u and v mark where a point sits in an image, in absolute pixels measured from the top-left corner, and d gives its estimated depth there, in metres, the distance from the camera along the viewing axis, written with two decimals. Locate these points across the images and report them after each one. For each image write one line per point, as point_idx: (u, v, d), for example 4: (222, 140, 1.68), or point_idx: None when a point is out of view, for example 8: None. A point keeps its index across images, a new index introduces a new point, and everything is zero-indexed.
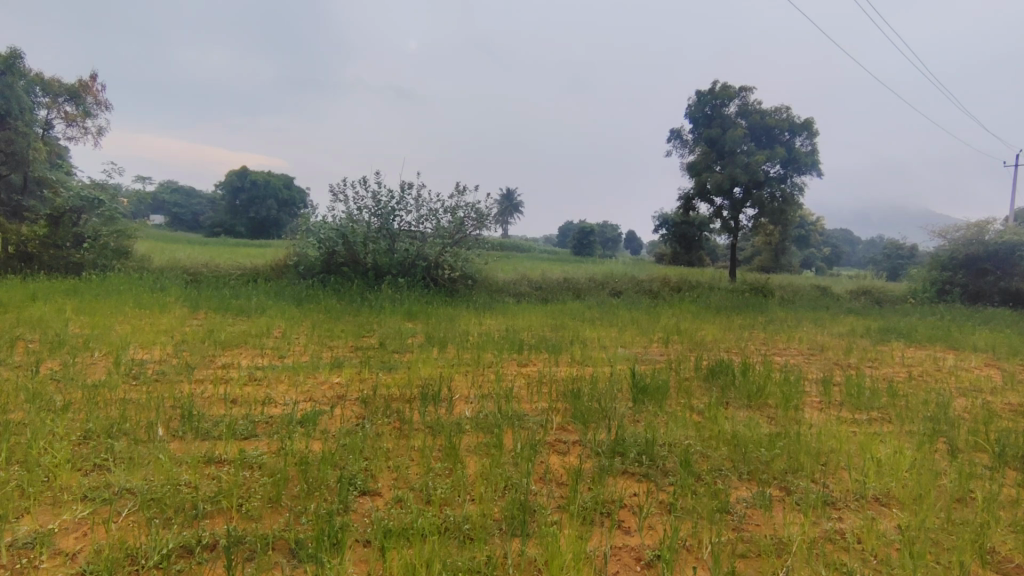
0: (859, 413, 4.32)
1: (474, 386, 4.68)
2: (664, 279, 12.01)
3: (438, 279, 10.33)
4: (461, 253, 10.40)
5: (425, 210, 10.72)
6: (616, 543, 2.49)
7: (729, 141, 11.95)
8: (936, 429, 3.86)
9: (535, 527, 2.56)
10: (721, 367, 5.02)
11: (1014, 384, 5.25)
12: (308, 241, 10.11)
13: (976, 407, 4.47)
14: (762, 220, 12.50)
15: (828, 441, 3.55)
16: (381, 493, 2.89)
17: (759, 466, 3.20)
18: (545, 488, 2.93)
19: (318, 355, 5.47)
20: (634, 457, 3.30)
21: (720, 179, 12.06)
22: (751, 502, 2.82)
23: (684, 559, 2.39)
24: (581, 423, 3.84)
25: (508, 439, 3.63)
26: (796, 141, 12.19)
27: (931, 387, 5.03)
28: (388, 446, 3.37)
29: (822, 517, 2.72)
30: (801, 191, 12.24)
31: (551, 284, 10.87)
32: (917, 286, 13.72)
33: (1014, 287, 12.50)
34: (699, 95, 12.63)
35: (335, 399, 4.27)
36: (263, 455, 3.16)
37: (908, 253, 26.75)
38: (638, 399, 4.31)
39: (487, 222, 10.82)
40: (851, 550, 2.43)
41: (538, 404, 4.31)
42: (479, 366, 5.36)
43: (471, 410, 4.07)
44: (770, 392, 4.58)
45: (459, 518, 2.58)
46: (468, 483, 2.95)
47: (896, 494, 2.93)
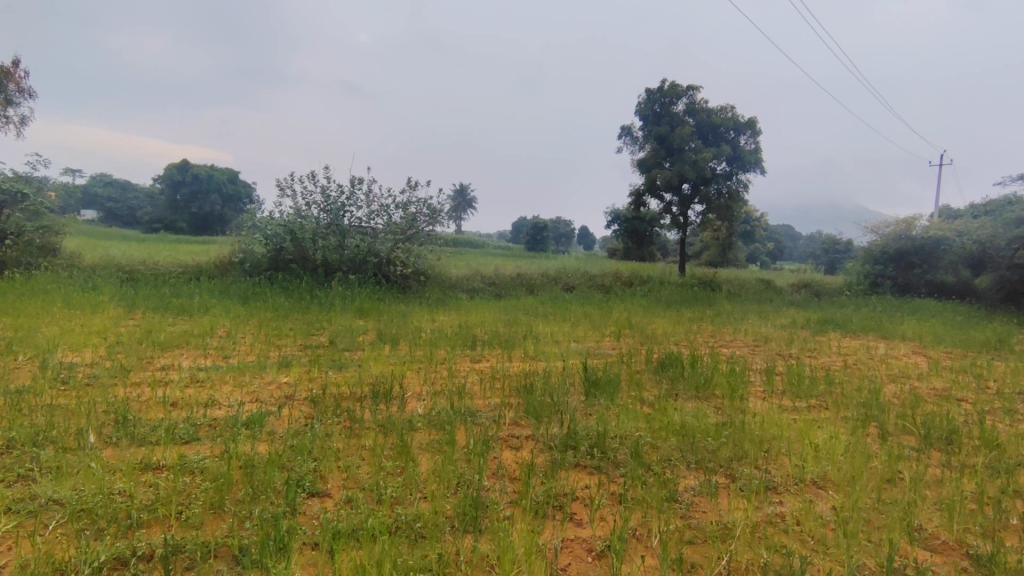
0: (799, 400, 4.52)
1: (426, 383, 4.63)
2: (616, 274, 12.22)
3: (390, 276, 10.17)
4: (413, 249, 10.28)
5: (376, 205, 10.56)
6: (568, 535, 2.51)
7: (677, 138, 12.22)
8: (868, 415, 4.06)
9: (487, 523, 2.55)
10: (671, 360, 5.13)
11: (939, 371, 5.58)
12: (254, 237, 9.77)
13: (904, 393, 4.74)
14: (710, 215, 12.87)
15: (771, 429, 3.68)
16: (331, 494, 2.82)
17: (706, 455, 3.29)
18: (498, 484, 2.92)
19: (264, 355, 5.31)
20: (586, 450, 3.33)
21: (669, 176, 12.32)
22: (698, 490, 2.90)
23: (634, 547, 2.43)
24: (534, 418, 3.85)
25: (461, 437, 3.60)
26: (741, 140, 12.57)
27: (865, 374, 5.31)
28: (338, 446, 3.30)
29: (765, 501, 2.82)
30: (746, 187, 12.65)
31: (504, 279, 10.87)
32: (851, 279, 14.50)
33: (938, 280, 13.25)
34: (648, 93, 12.85)
35: (282, 399, 4.15)
36: (205, 459, 3.03)
37: (844, 247, 28.18)
38: (591, 393, 4.37)
39: (440, 217, 10.77)
40: (790, 533, 2.52)
41: (491, 400, 4.30)
42: (433, 362, 5.32)
43: (423, 407, 4.03)
44: (717, 383, 4.71)
45: (410, 516, 2.54)
46: (420, 481, 2.91)
47: (832, 476, 3.07)
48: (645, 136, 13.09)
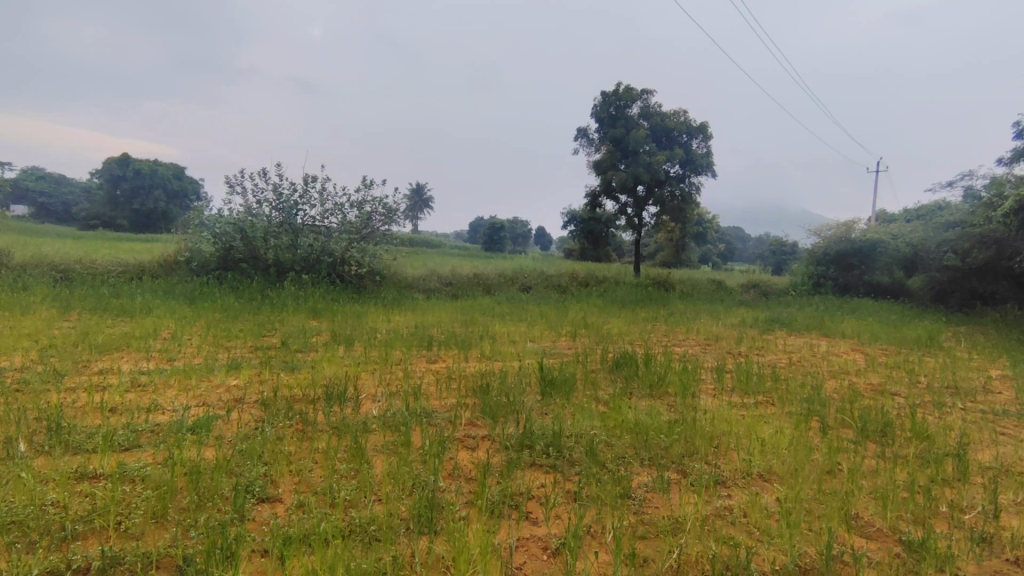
0: (748, 397, 4.67)
1: (381, 384, 4.56)
2: (573, 275, 12.35)
3: (344, 276, 9.98)
4: (369, 249, 10.14)
5: (330, 204, 10.37)
6: (523, 533, 2.53)
7: (632, 141, 12.44)
8: (811, 409, 4.23)
9: (443, 524, 2.53)
10: (625, 359, 5.22)
11: (875, 366, 5.86)
12: (202, 235, 9.44)
13: (844, 388, 4.97)
14: (664, 216, 13.17)
15: (720, 425, 3.79)
16: (282, 499, 2.75)
17: (659, 451, 3.37)
18: (453, 485, 2.91)
19: (212, 357, 5.13)
20: (541, 449, 3.36)
21: (624, 177, 12.53)
22: (651, 487, 2.96)
23: (588, 544, 2.47)
24: (490, 418, 3.85)
25: (416, 438, 3.57)
26: (693, 143, 12.91)
27: (809, 371, 5.53)
28: (290, 450, 3.22)
29: (714, 495, 2.90)
30: (698, 190, 12.99)
31: (461, 279, 10.82)
32: (796, 280, 15.08)
33: (875, 280, 13.91)
34: (604, 96, 13.06)
35: (230, 402, 4.02)
36: (147, 466, 2.91)
37: (790, 249, 29.28)
38: (546, 392, 4.40)
39: (396, 217, 10.72)
40: (737, 524, 2.61)
41: (447, 400, 4.29)
42: (388, 363, 5.26)
43: (378, 409, 3.97)
44: (670, 381, 4.82)
45: (363, 519, 2.51)
46: (375, 483, 2.88)
47: (777, 470, 3.18)
48: (601, 138, 13.28)
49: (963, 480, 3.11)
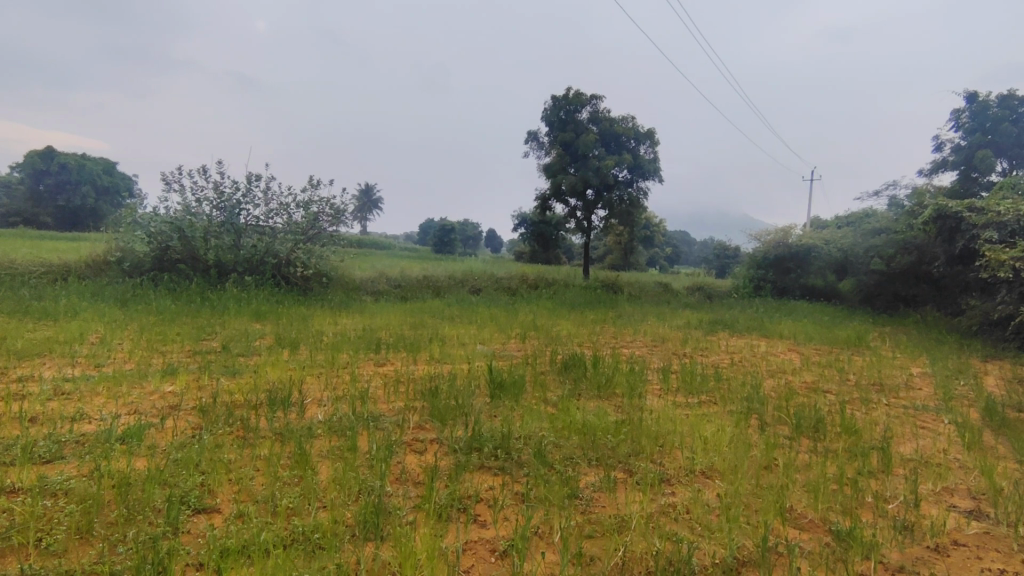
0: (691, 397, 4.81)
1: (327, 389, 4.45)
2: (523, 277, 12.40)
3: (289, 277, 9.69)
4: (315, 250, 9.89)
5: (275, 204, 10.05)
6: (471, 536, 2.51)
7: (582, 145, 12.61)
8: (750, 408, 4.39)
9: (390, 529, 2.48)
10: (574, 361, 5.27)
11: (810, 366, 6.16)
12: (135, 234, 8.95)
13: (781, 386, 5.19)
14: (613, 220, 13.43)
15: (665, 424, 3.89)
16: (220, 509, 2.63)
17: (606, 451, 3.42)
18: (400, 489, 2.87)
19: (145, 362, 4.87)
20: (489, 451, 3.35)
21: (574, 181, 12.67)
22: (598, 486, 3.00)
23: (536, 544, 2.48)
24: (438, 421, 3.81)
25: (363, 443, 3.49)
26: (640, 149, 13.23)
27: (749, 370, 5.75)
28: (230, 458, 3.08)
29: (658, 493, 2.97)
30: (645, 195, 13.33)
31: (410, 282, 10.68)
32: (738, 282, 15.67)
33: (810, 283, 14.63)
34: (554, 100, 13.19)
35: (165, 410, 3.82)
36: (70, 479, 2.72)
37: (733, 253, 30.42)
38: (495, 394, 4.39)
39: (344, 218, 10.53)
40: (680, 521, 2.67)
41: (394, 404, 4.22)
42: (334, 367, 5.12)
43: (324, 413, 3.87)
44: (617, 382, 4.92)
45: (307, 527, 2.43)
46: (320, 490, 2.79)
47: (718, 466, 3.28)
48: (551, 142, 13.42)
49: (887, 472, 3.30)
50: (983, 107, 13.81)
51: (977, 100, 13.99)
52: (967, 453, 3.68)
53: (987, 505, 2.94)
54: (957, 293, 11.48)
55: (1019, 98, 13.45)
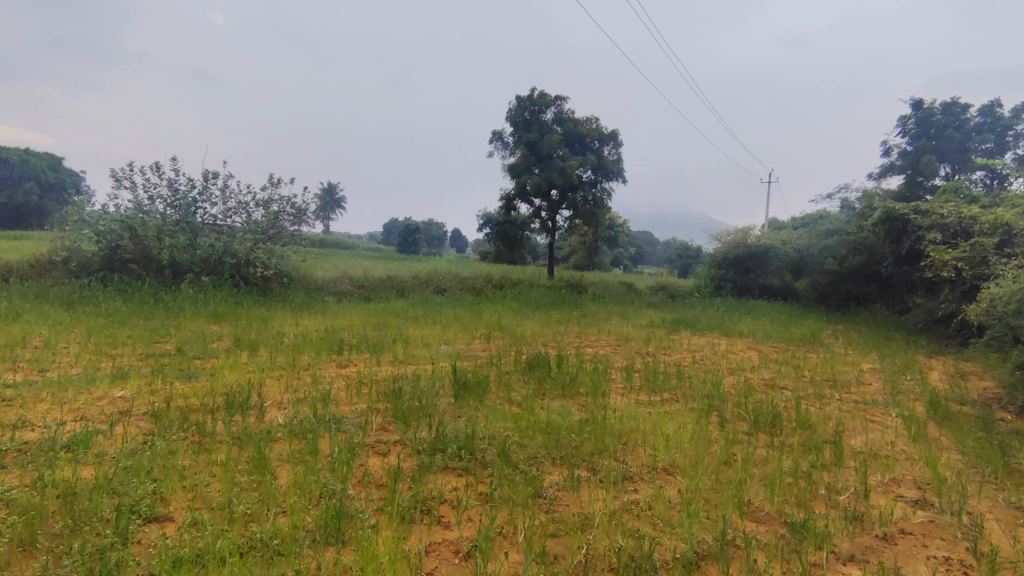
0: (654, 395, 4.88)
1: (287, 391, 4.34)
2: (488, 277, 12.38)
3: (249, 278, 9.42)
4: (276, 249, 9.65)
5: (233, 202, 9.77)
6: (435, 538, 2.48)
7: (546, 145, 12.67)
8: (710, 405, 4.49)
9: (351, 533, 2.43)
10: (538, 361, 5.29)
11: (767, 363, 6.32)
12: (82, 233, 8.56)
13: (740, 383, 5.32)
14: (577, 220, 13.55)
15: (629, 422, 3.93)
16: (173, 518, 2.53)
17: (569, 450, 3.44)
18: (363, 492, 2.81)
19: (93, 366, 4.66)
20: (453, 452, 3.32)
21: (539, 181, 12.71)
22: (562, 485, 3.01)
23: (500, 544, 2.47)
24: (402, 422, 3.76)
25: (324, 445, 3.42)
26: (604, 150, 13.38)
27: (709, 368, 5.88)
28: (185, 465, 2.97)
29: (621, 490, 3.00)
30: (609, 195, 13.49)
31: (374, 282, 10.53)
32: (700, 282, 15.99)
33: (768, 282, 15.05)
34: (519, 100, 13.21)
35: (115, 416, 3.66)
36: (11, 490, 2.57)
37: (694, 253, 31.07)
38: (459, 395, 4.36)
39: (306, 217, 10.32)
40: (642, 517, 2.70)
41: (357, 406, 4.15)
42: (295, 369, 5.00)
43: (284, 416, 3.77)
44: (581, 381, 4.95)
45: (265, 533, 2.36)
46: (279, 494, 2.72)
47: (680, 463, 3.34)
48: (516, 142, 13.43)
49: (839, 464, 3.42)
50: (928, 114, 14.44)
51: (923, 107, 14.64)
52: (912, 445, 3.84)
53: (932, 495, 3.07)
54: (904, 292, 11.99)
55: (961, 107, 14.16)
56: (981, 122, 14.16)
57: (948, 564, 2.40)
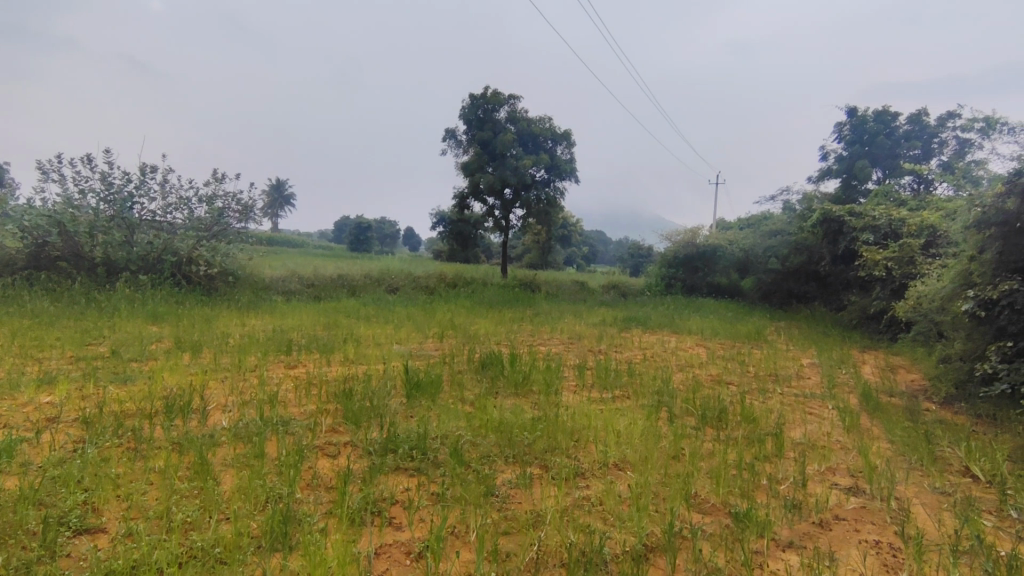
0: (606, 392, 4.96)
1: (232, 393, 4.18)
2: (441, 276, 12.28)
3: (191, 276, 9.03)
4: (220, 247, 9.29)
5: (174, 197, 9.34)
6: (386, 540, 2.44)
7: (500, 144, 12.67)
8: (660, 401, 4.59)
9: (299, 537, 2.37)
10: (491, 360, 5.29)
11: (714, 359, 6.52)
12: (5, 228, 8.01)
13: (688, 380, 5.48)
14: (530, 219, 13.63)
15: (580, 419, 3.98)
16: (105, 529, 2.39)
17: (522, 448, 3.45)
18: (311, 495, 2.74)
19: (18, 371, 4.36)
20: (405, 453, 3.27)
21: (492, 179, 12.69)
22: (514, 483, 3.02)
23: (452, 544, 2.45)
24: (353, 423, 3.68)
25: (271, 448, 3.31)
26: (557, 150, 13.50)
27: (659, 365, 6.02)
28: (119, 472, 2.81)
29: (573, 487, 3.03)
30: (562, 194, 13.63)
31: (324, 281, 10.27)
32: (651, 281, 16.34)
33: (715, 281, 15.52)
34: (472, 98, 13.15)
35: (42, 423, 3.44)
36: None
37: (646, 252, 31.75)
38: (412, 395, 4.31)
39: (252, 214, 9.99)
40: (594, 513, 2.74)
41: (306, 407, 4.04)
42: (241, 370, 4.83)
43: (228, 420, 3.63)
44: (534, 379, 4.98)
45: (206, 540, 2.26)
46: (222, 501, 2.62)
47: (630, 458, 3.40)
48: (469, 140, 13.39)
49: (779, 455, 3.56)
50: (862, 121, 15.26)
51: (857, 115, 15.45)
52: (847, 435, 4.04)
53: (864, 482, 3.25)
54: (839, 290, 12.62)
55: (892, 115, 15.03)
56: (909, 129, 15.06)
57: (878, 547, 2.53)
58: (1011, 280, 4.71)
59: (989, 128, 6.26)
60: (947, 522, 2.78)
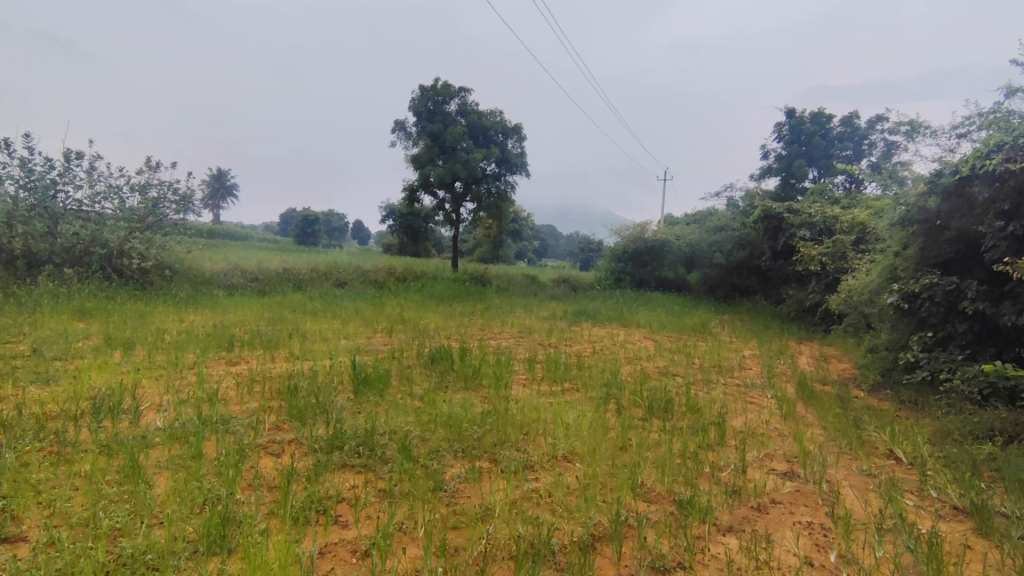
0: (555, 385, 5.01)
1: (168, 392, 3.98)
2: (390, 270, 12.07)
3: (123, 270, 8.55)
4: (155, 239, 8.84)
5: (102, 186, 8.79)
6: (331, 539, 2.38)
7: (450, 137, 12.55)
8: (608, 393, 4.68)
9: (238, 540, 2.27)
10: (441, 354, 5.24)
11: (661, 352, 6.69)
12: None
13: (636, 372, 5.60)
14: (481, 213, 13.59)
15: (530, 412, 4.00)
16: (26, 538, 2.23)
17: (471, 442, 3.44)
18: (253, 496, 2.64)
19: None
20: (352, 449, 3.20)
21: (443, 173, 12.56)
22: (463, 477, 3.00)
23: (400, 540, 2.42)
24: (297, 421, 3.58)
25: (210, 449, 3.17)
26: (508, 143, 13.50)
27: (609, 358, 6.12)
28: (41, 478, 2.62)
29: (522, 480, 3.04)
30: (513, 188, 13.64)
31: (268, 275, 9.91)
32: (600, 275, 16.58)
33: (663, 275, 15.91)
34: (422, 89, 12.94)
35: None
36: None
37: (596, 246, 32.23)
38: (359, 390, 4.22)
39: (190, 205, 9.55)
40: (542, 505, 2.76)
41: (248, 405, 3.90)
42: (178, 368, 4.60)
43: (163, 420, 3.45)
44: (484, 373, 4.97)
45: (136, 547, 2.14)
46: (156, 505, 2.48)
47: (578, 450, 3.44)
48: (419, 133, 13.18)
49: (721, 443, 3.69)
50: (799, 122, 15.95)
51: (795, 116, 16.13)
52: (783, 422, 4.23)
53: (798, 466, 3.40)
54: (778, 284, 13.19)
55: (826, 116, 15.77)
56: (842, 131, 15.84)
57: (811, 527, 2.66)
58: (932, 274, 5.06)
59: (913, 131, 6.64)
60: (873, 502, 2.95)
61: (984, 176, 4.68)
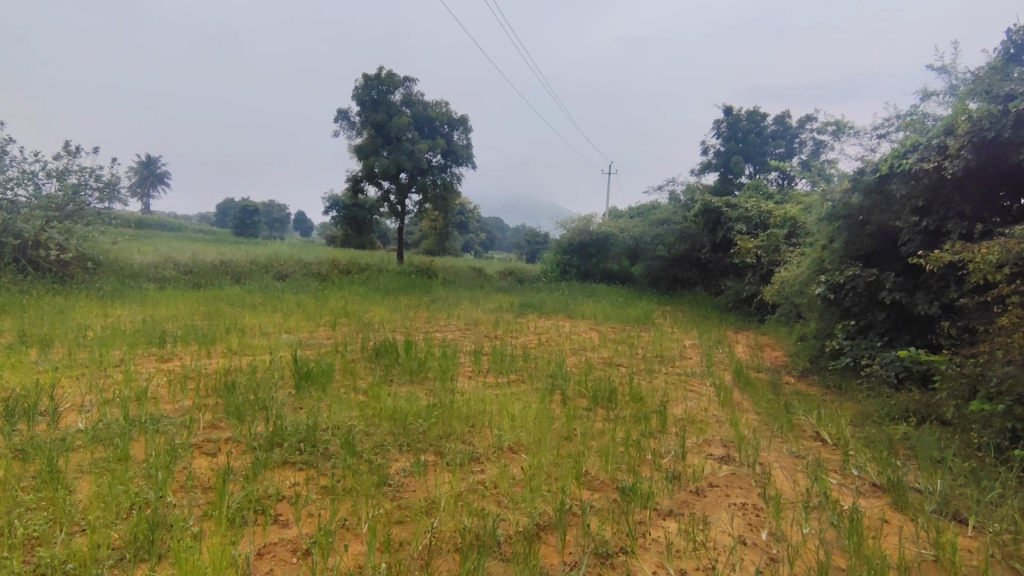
0: (501, 376, 5.03)
1: (92, 392, 3.73)
2: (333, 262, 11.75)
3: (39, 262, 7.95)
4: (76, 229, 8.27)
5: (14, 171, 8.14)
6: (271, 539, 2.30)
7: (395, 127, 12.31)
8: (554, 384, 4.74)
9: (169, 544, 2.17)
10: (386, 347, 5.15)
11: (605, 343, 6.82)
12: None
13: (581, 363, 5.69)
14: (427, 205, 13.43)
15: (476, 404, 4.00)
16: None
17: (416, 436, 3.40)
18: (186, 498, 2.52)
19: None
20: (293, 446, 3.11)
21: (387, 164, 12.31)
22: (408, 471, 2.97)
23: (343, 537, 2.37)
24: (235, 418, 3.44)
25: (139, 450, 3.00)
26: (454, 135, 13.40)
27: (554, 350, 6.19)
28: None
29: (467, 472, 3.04)
30: (459, 180, 13.55)
31: (203, 267, 9.45)
32: (547, 268, 16.72)
33: (607, 268, 16.22)
34: (365, 78, 12.61)
35: None
36: None
37: (543, 239, 32.50)
38: (300, 386, 4.10)
39: (115, 193, 8.99)
40: (488, 496, 2.77)
41: (182, 403, 3.71)
42: (103, 365, 4.33)
43: (86, 421, 3.24)
44: (430, 366, 4.93)
45: (54, 556, 2.00)
46: (79, 510, 2.33)
47: (524, 441, 3.47)
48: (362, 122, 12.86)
49: (661, 431, 3.80)
50: (736, 119, 16.57)
51: (733, 114, 16.74)
52: (720, 409, 4.41)
53: (733, 451, 3.55)
54: (717, 276, 13.71)
55: (761, 116, 16.45)
56: (776, 129, 16.58)
57: (745, 508, 2.79)
58: (855, 266, 5.38)
59: (838, 131, 7.02)
60: (801, 482, 3.12)
61: (901, 174, 5.02)
